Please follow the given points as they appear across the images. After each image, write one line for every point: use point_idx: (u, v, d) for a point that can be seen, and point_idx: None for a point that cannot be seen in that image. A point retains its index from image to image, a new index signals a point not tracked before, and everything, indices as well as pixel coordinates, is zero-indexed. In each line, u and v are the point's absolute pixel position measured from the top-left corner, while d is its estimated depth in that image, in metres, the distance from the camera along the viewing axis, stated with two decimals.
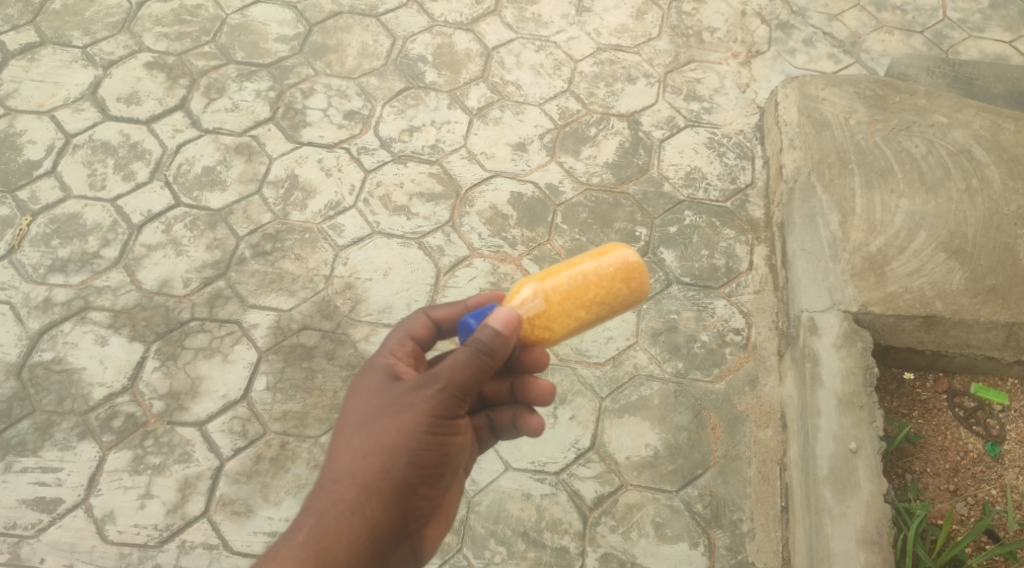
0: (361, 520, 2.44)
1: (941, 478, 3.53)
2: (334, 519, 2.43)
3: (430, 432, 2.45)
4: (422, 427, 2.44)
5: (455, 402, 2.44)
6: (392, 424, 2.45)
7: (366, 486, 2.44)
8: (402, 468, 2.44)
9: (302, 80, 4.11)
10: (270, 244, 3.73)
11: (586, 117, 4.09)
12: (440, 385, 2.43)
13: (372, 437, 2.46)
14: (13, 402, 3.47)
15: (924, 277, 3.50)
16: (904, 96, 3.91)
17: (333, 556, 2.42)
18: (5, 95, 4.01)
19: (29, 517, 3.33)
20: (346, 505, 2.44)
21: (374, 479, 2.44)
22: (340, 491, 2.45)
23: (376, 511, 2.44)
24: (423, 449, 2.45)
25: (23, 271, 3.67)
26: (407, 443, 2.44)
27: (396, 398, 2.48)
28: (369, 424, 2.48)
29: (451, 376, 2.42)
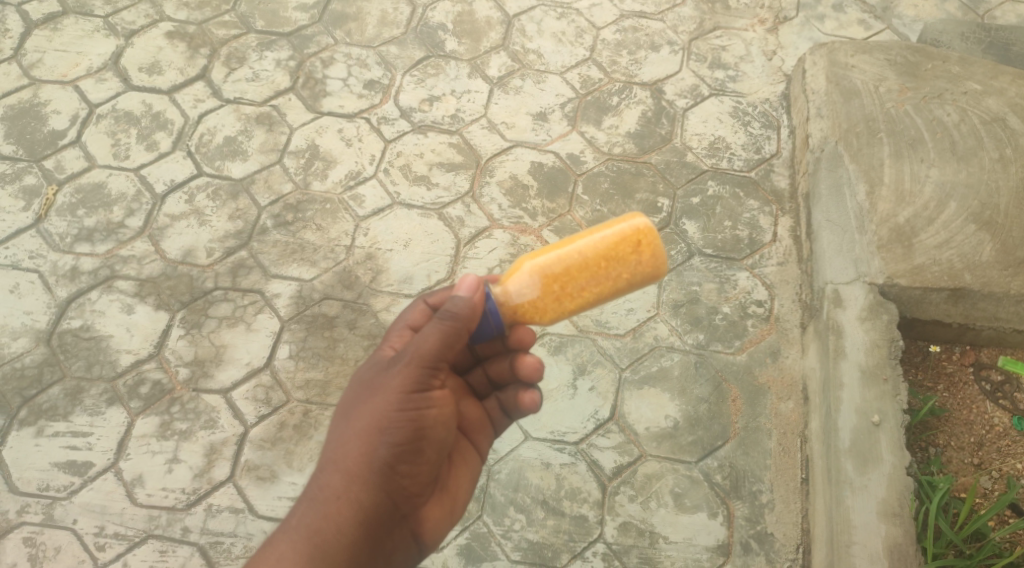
0: (347, 503, 2.47)
1: (966, 452, 3.47)
2: (322, 504, 2.48)
3: (403, 408, 2.49)
4: (393, 404, 2.49)
5: (422, 373, 2.50)
6: (368, 404, 2.51)
7: (348, 469, 2.49)
8: (380, 447, 2.48)
9: (322, 49, 4.12)
10: (291, 214, 3.76)
11: (608, 85, 4.06)
12: (406, 360, 2.51)
13: (351, 421, 2.52)
14: (43, 368, 3.53)
15: (953, 248, 3.44)
16: (936, 63, 3.82)
17: (323, 540, 2.45)
18: (29, 65, 4.05)
19: (61, 480, 3.40)
20: (332, 490, 2.48)
21: (357, 461, 2.48)
22: (327, 477, 2.50)
23: (360, 493, 2.48)
24: (397, 425, 2.48)
25: (50, 240, 3.72)
26: (381, 421, 2.48)
27: (373, 380, 2.55)
28: (349, 408, 2.55)
29: (417, 349, 2.50)
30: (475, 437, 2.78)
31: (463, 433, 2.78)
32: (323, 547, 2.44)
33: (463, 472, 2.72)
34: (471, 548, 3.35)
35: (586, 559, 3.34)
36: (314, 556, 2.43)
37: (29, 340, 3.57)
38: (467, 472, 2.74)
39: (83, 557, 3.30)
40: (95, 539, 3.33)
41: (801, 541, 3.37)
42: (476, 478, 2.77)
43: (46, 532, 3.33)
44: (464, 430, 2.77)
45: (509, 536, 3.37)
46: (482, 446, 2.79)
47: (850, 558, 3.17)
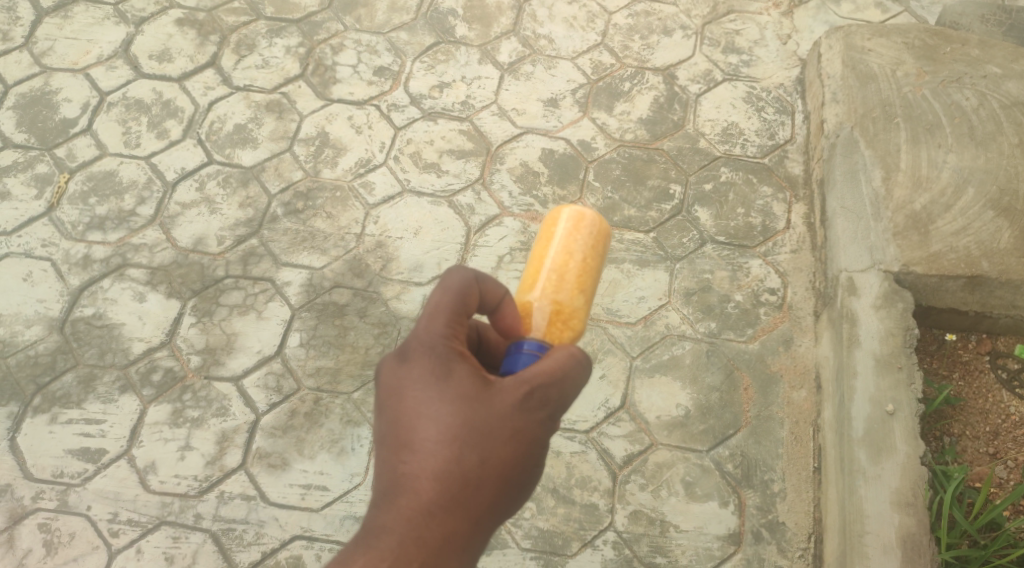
0: (467, 552, 2.31)
1: (981, 441, 3.43)
2: (446, 553, 2.27)
3: (532, 459, 2.39)
4: (529, 456, 2.38)
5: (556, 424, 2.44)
6: (504, 448, 2.34)
7: (475, 518, 2.31)
8: (505, 498, 2.36)
9: (332, 35, 4.09)
10: (301, 202, 3.76)
11: (620, 71, 4.02)
12: (551, 412, 2.39)
13: (480, 463, 2.32)
14: (56, 355, 3.55)
15: (970, 236, 3.38)
16: (955, 46, 3.76)
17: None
18: (40, 53, 4.06)
19: (75, 467, 3.41)
20: (458, 538, 2.29)
21: (484, 509, 2.33)
22: (449, 520, 2.28)
23: (479, 543, 2.33)
24: (525, 476, 2.39)
25: (62, 228, 3.74)
26: (513, 471, 2.36)
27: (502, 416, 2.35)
28: (475, 442, 2.33)
29: (563, 399, 2.40)
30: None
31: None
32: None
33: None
34: None
35: (596, 548, 3.34)
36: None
37: (43, 328, 3.59)
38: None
39: (97, 543, 3.32)
40: (109, 525, 3.35)
41: (813, 531, 3.35)
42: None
43: (61, 518, 3.35)
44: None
45: (519, 524, 3.37)
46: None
47: (863, 548, 3.14)
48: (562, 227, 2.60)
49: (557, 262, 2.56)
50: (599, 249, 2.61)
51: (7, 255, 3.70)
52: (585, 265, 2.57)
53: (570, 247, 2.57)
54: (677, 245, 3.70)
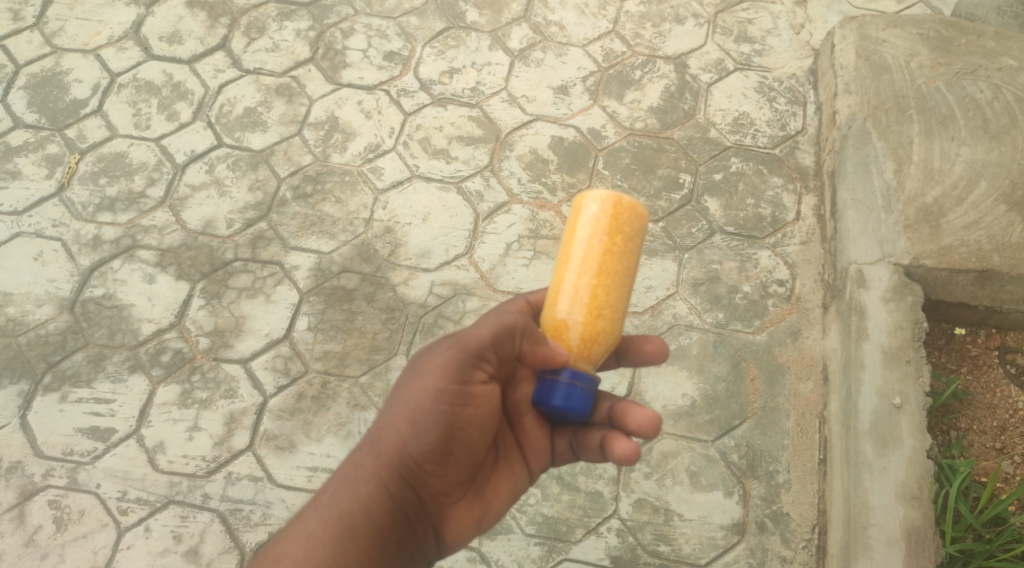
0: (376, 487, 2.50)
1: (988, 436, 3.40)
2: (353, 484, 2.51)
3: (440, 399, 2.50)
4: (434, 394, 2.50)
5: (467, 364, 2.53)
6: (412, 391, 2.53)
7: (382, 453, 2.52)
8: (415, 438, 2.51)
9: (342, 19, 4.09)
10: (311, 186, 3.77)
11: (631, 59, 4.00)
12: (455, 348, 2.52)
13: (392, 404, 2.55)
14: (66, 335, 3.57)
15: (982, 229, 3.36)
16: (971, 38, 3.72)
17: (352, 520, 2.48)
18: (51, 34, 4.07)
19: (85, 445, 3.44)
20: (364, 471, 2.52)
21: (390, 445, 2.52)
22: (362, 456, 2.54)
23: (389, 479, 2.51)
24: (435, 416, 2.50)
25: (73, 209, 3.76)
26: (418, 409, 2.51)
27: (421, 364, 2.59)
28: (396, 389, 2.58)
29: (466, 337, 2.53)
30: (528, 453, 2.69)
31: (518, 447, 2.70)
32: (353, 530, 2.48)
33: (505, 482, 2.67)
34: None
35: (600, 535, 3.35)
36: (345, 539, 2.46)
37: (53, 308, 3.61)
38: (511, 486, 2.68)
39: (106, 521, 3.35)
40: (118, 503, 3.37)
41: (817, 522, 3.35)
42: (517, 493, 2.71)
43: (70, 495, 3.38)
44: (517, 441, 2.69)
45: (524, 510, 3.38)
46: (534, 464, 2.71)
47: (867, 540, 3.14)
48: (586, 218, 2.55)
49: (584, 258, 2.54)
50: (632, 246, 2.56)
51: (18, 235, 3.73)
52: (617, 252, 2.54)
53: (597, 236, 2.54)
54: (685, 234, 3.70)
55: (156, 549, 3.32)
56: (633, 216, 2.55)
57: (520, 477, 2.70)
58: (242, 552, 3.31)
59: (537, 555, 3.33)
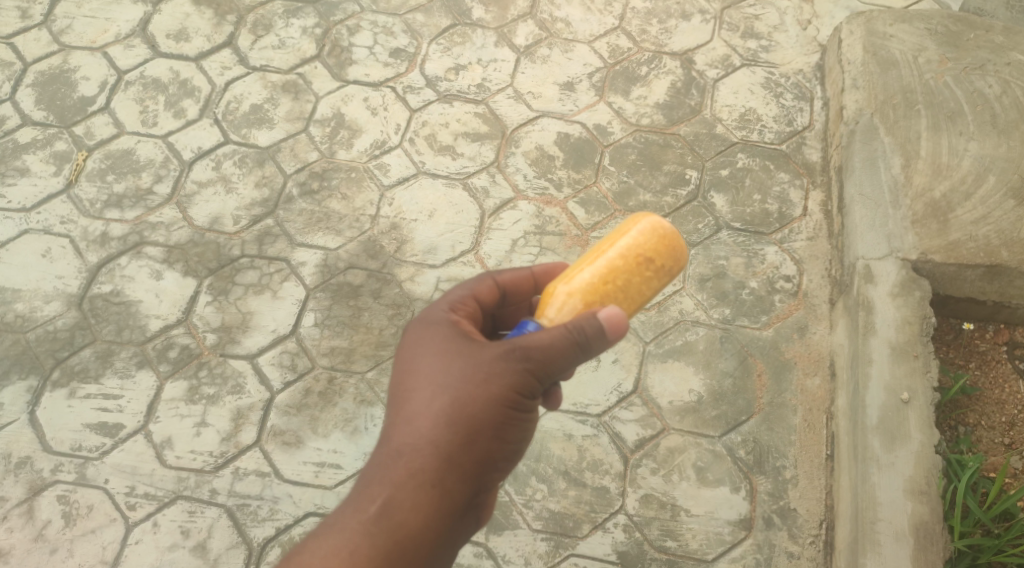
0: (438, 495, 2.42)
1: (997, 431, 3.39)
2: (411, 493, 2.41)
3: (512, 406, 2.44)
4: (506, 401, 2.43)
5: (543, 379, 2.44)
6: (477, 395, 2.43)
7: (445, 459, 2.42)
8: (484, 444, 2.44)
9: (348, 16, 4.10)
10: (317, 183, 3.78)
11: (637, 54, 4.00)
12: (532, 361, 2.41)
13: (452, 407, 2.43)
14: (74, 331, 3.59)
15: (991, 225, 3.35)
16: (979, 32, 3.70)
17: (407, 532, 2.39)
18: (58, 32, 4.09)
19: (93, 441, 3.46)
20: (424, 478, 2.41)
21: (455, 452, 2.42)
22: (417, 462, 2.42)
23: (453, 487, 2.43)
24: (504, 422, 2.44)
25: (81, 206, 3.77)
26: (489, 415, 2.43)
27: (480, 364, 2.44)
28: (451, 388, 2.44)
29: (545, 351, 2.40)
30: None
31: None
32: (408, 542, 2.39)
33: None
34: (493, 515, 3.37)
35: (607, 530, 3.35)
36: (395, 551, 2.38)
37: (62, 304, 3.63)
38: None
39: (115, 516, 3.37)
40: (126, 498, 3.39)
41: (824, 518, 3.34)
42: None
43: (79, 491, 3.40)
44: None
45: (531, 506, 3.38)
46: None
47: (875, 535, 3.13)
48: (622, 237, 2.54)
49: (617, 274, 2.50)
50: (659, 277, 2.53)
51: (27, 232, 3.74)
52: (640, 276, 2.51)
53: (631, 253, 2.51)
54: (692, 230, 3.69)
55: (164, 544, 3.33)
56: (673, 251, 2.54)
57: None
58: (250, 547, 3.31)
59: (543, 550, 3.33)
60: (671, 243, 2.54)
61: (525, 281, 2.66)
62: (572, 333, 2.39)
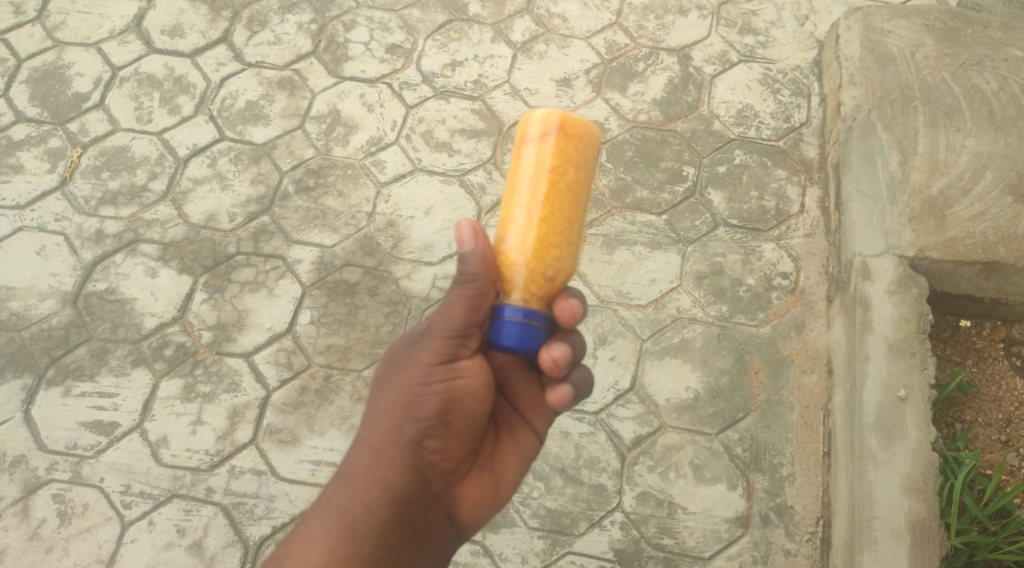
0: (374, 479, 2.52)
1: (994, 428, 3.38)
2: (351, 480, 2.53)
3: (427, 381, 2.53)
4: (418, 378, 2.54)
5: (448, 348, 2.54)
6: (398, 381, 2.57)
7: (376, 445, 2.55)
8: (409, 423, 2.54)
9: (344, 12, 4.09)
10: (313, 180, 3.77)
11: (634, 51, 3.99)
12: (433, 332, 2.55)
13: (380, 398, 2.59)
14: (70, 329, 3.57)
15: (988, 221, 3.35)
16: (977, 28, 3.70)
17: (352, 515, 2.48)
18: (53, 28, 4.07)
19: (88, 439, 3.44)
20: (360, 466, 2.54)
21: (383, 436, 2.55)
22: (357, 454, 2.56)
23: (387, 469, 2.53)
24: (420, 398, 2.53)
25: (75, 203, 3.76)
26: (406, 395, 2.54)
27: (403, 356, 2.61)
28: (381, 386, 2.61)
29: (443, 321, 2.54)
30: (529, 417, 2.72)
31: (519, 412, 2.73)
32: (354, 525, 2.48)
33: (511, 451, 2.69)
34: None
35: (604, 528, 3.34)
36: (345, 534, 2.47)
37: (56, 302, 3.61)
38: (516, 455, 2.70)
39: (110, 515, 3.35)
40: (121, 497, 3.37)
41: (821, 516, 3.33)
42: (527, 459, 2.73)
43: (75, 489, 3.38)
44: (512, 406, 2.72)
45: (527, 503, 3.37)
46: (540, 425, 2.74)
47: (871, 533, 3.13)
48: (530, 151, 2.53)
49: (518, 185, 2.53)
50: (582, 167, 2.55)
51: (21, 229, 3.72)
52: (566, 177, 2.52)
53: (545, 164, 2.51)
54: (689, 227, 3.68)
55: (160, 543, 3.32)
56: (582, 134, 2.54)
57: (528, 440, 2.72)
58: (246, 545, 3.30)
59: (540, 548, 3.32)
60: (575, 128, 2.54)
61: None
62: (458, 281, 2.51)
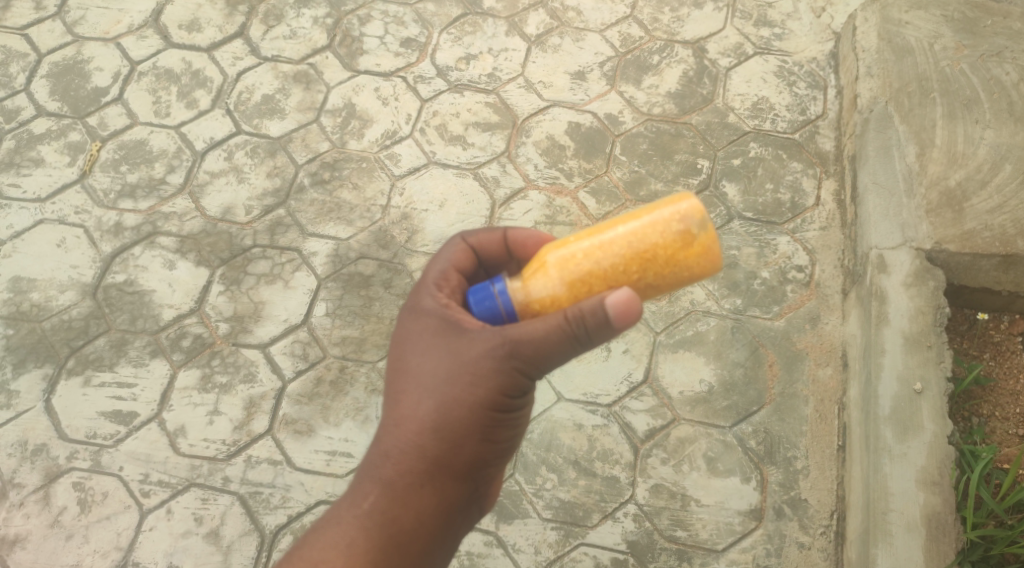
0: (428, 492, 2.44)
1: (1011, 423, 3.35)
2: (401, 490, 2.43)
3: (498, 409, 2.42)
4: (490, 405, 2.41)
5: (528, 381, 2.42)
6: (465, 396, 2.40)
7: (433, 460, 2.43)
8: (470, 445, 2.44)
9: (359, 6, 4.11)
10: (328, 173, 3.79)
11: (649, 44, 3.99)
12: (522, 364, 2.37)
13: (439, 410, 2.42)
14: (89, 320, 3.62)
15: (1007, 214, 3.32)
16: (996, 19, 3.66)
17: (401, 526, 2.42)
18: (72, 22, 4.12)
19: (107, 428, 3.49)
20: (413, 477, 2.43)
21: (440, 452, 2.43)
22: (406, 462, 2.43)
23: (442, 484, 2.45)
24: (490, 425, 2.44)
25: (95, 196, 3.80)
26: (474, 418, 2.41)
27: (467, 364, 2.40)
28: (438, 390, 2.42)
29: (538, 357, 2.35)
30: None
31: None
32: (403, 535, 2.42)
33: None
34: (503, 505, 3.38)
35: (617, 520, 3.35)
36: (391, 545, 2.41)
37: (76, 293, 3.66)
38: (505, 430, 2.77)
39: (129, 503, 3.40)
40: (140, 486, 3.42)
41: (835, 509, 3.33)
42: None
43: (95, 477, 3.43)
44: None
45: (541, 495, 3.39)
46: None
47: (886, 526, 3.11)
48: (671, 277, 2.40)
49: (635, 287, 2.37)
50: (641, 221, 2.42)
51: (42, 222, 3.77)
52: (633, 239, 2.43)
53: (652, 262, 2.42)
54: None
55: (178, 531, 3.36)
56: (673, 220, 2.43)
57: None
58: (262, 534, 3.34)
59: (553, 539, 3.33)
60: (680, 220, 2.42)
61: (497, 242, 2.58)
62: (579, 344, 2.33)
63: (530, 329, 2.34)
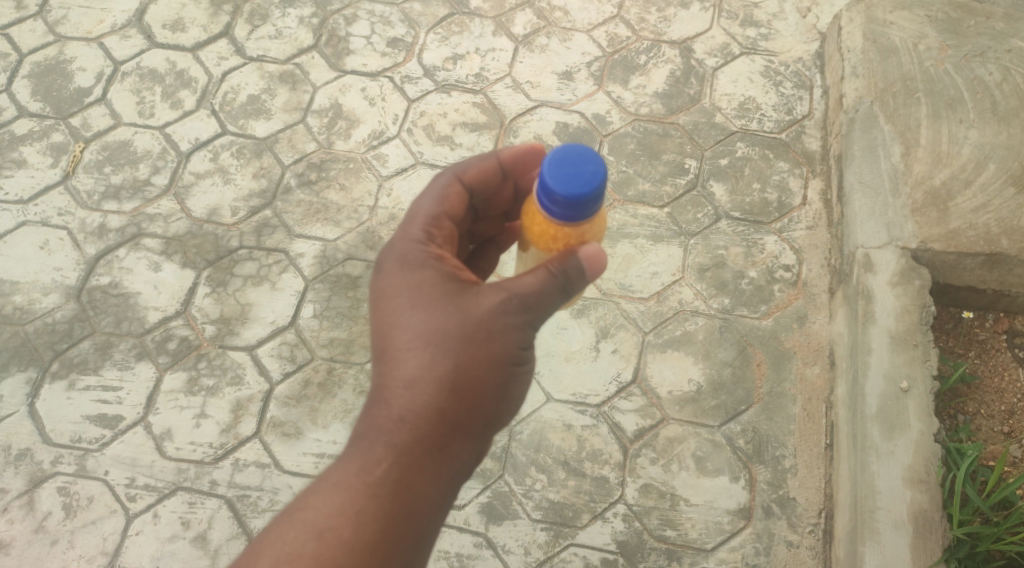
0: (442, 455, 2.46)
1: (996, 420, 3.37)
2: (414, 455, 2.44)
3: (510, 365, 2.48)
4: (503, 361, 2.46)
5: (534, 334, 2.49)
6: (479, 353, 2.44)
7: (448, 422, 2.45)
8: (484, 405, 2.48)
9: (346, 6, 4.10)
10: (315, 173, 3.77)
11: (636, 44, 4.00)
12: (529, 317, 2.46)
13: (451, 371, 2.44)
14: (73, 323, 3.58)
15: (991, 213, 3.34)
16: (980, 19, 3.69)
17: (414, 492, 2.44)
18: (54, 22, 4.08)
19: (93, 432, 3.45)
20: (428, 442, 2.45)
21: (453, 414, 2.45)
22: (420, 426, 2.44)
23: (456, 447, 2.48)
24: (503, 382, 2.48)
25: (78, 198, 3.77)
26: (487, 376, 2.46)
27: (477, 323, 2.44)
28: (450, 352, 2.44)
29: (542, 308, 2.46)
30: None
31: None
32: (417, 500, 2.45)
33: None
34: (493, 507, 3.37)
35: (606, 520, 3.34)
36: (405, 511, 2.44)
37: (60, 296, 3.62)
38: None
39: (115, 507, 3.36)
40: (126, 490, 3.38)
41: (823, 507, 3.33)
42: None
43: (80, 482, 3.39)
44: None
45: (530, 496, 3.38)
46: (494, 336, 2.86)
47: (874, 524, 3.12)
48: None
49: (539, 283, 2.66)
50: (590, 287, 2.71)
51: (24, 224, 3.73)
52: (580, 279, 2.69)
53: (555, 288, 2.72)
54: (691, 220, 3.69)
55: (165, 535, 3.33)
56: None
57: None
58: (250, 538, 3.31)
59: (543, 540, 3.33)
60: None
61: (492, 172, 2.61)
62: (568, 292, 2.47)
63: (530, 283, 2.44)
